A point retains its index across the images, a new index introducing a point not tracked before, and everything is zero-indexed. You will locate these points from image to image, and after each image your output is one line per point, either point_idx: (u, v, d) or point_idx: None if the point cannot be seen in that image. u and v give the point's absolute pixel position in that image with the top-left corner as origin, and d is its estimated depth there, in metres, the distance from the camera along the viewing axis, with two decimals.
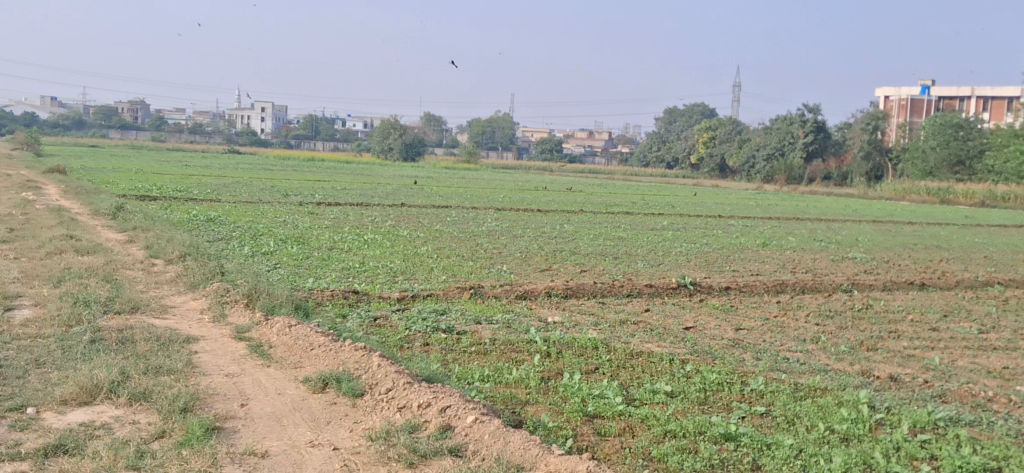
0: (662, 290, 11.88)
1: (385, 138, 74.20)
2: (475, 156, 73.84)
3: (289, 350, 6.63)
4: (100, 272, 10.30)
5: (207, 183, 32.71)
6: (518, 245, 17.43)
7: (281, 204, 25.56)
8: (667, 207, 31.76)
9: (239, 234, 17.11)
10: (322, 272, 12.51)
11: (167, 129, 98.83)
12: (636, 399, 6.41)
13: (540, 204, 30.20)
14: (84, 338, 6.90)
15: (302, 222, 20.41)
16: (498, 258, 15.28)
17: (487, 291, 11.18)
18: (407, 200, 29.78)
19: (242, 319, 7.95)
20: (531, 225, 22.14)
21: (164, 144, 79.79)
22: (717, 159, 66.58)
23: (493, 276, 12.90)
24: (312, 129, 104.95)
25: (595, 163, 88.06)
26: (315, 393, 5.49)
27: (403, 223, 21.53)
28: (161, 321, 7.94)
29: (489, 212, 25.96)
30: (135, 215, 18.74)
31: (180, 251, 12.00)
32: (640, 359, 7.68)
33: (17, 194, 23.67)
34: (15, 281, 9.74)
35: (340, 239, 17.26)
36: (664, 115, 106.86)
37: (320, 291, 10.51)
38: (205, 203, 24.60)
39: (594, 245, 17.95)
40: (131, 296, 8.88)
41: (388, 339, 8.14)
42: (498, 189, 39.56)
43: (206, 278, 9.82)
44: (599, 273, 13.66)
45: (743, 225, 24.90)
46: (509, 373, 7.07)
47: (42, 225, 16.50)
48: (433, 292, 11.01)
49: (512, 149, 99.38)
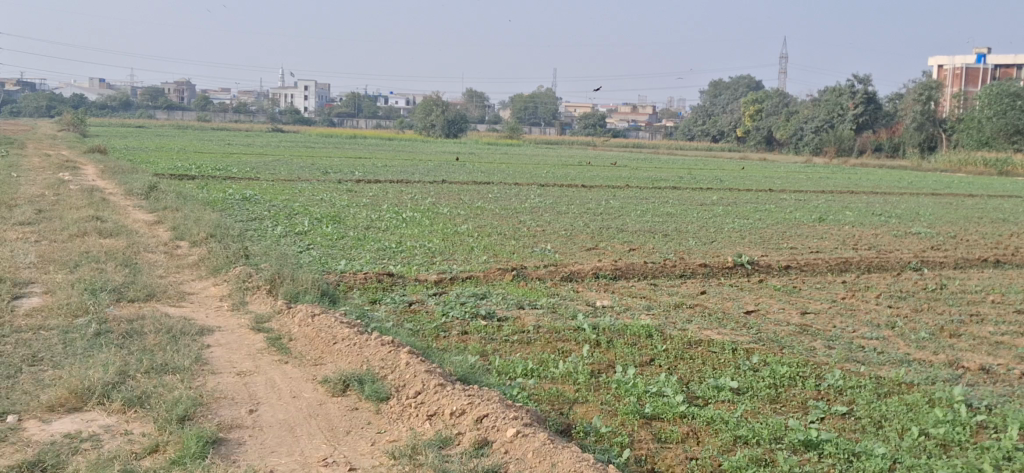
0: (717, 269, 11.10)
1: (426, 114, 73.42)
2: (517, 131, 72.88)
3: (310, 344, 5.97)
4: (118, 256, 9.77)
5: (248, 162, 32.35)
6: (563, 222, 16.65)
7: (320, 182, 25.02)
8: (716, 182, 30.68)
9: (274, 213, 16.55)
10: (355, 253, 11.86)
11: (212, 109, 98.97)
12: (698, 397, 5.67)
13: (584, 180, 29.27)
14: (87, 331, 6.31)
15: (340, 200, 19.85)
16: (542, 236, 14.55)
17: (530, 272, 10.47)
18: (448, 176, 29.13)
19: (264, 308, 7.33)
20: (575, 201, 21.37)
21: (209, 123, 79.74)
22: (764, 132, 64.75)
23: (537, 256, 12.19)
24: (354, 107, 104.43)
25: (639, 137, 86.70)
26: (334, 396, 4.83)
27: (443, 200, 20.86)
28: (177, 310, 7.35)
29: (532, 187, 25.23)
30: (168, 194, 18.26)
31: (206, 232, 11.44)
32: (700, 350, 6.93)
33: (53, 175, 23.37)
34: (30, 268, 9.25)
35: (377, 217, 16.63)
36: (709, 88, 105.19)
37: (352, 274, 9.86)
38: (244, 181, 24.12)
39: (642, 221, 17.13)
40: (148, 282, 8.31)
41: (422, 328, 7.49)
42: (542, 165, 38.66)
43: (230, 261, 9.22)
44: (648, 252, 12.89)
45: (796, 199, 23.95)
46: (555, 367, 6.38)
47: (71, 205, 16.10)
48: (473, 274, 10.31)
49: (555, 124, 98.29)
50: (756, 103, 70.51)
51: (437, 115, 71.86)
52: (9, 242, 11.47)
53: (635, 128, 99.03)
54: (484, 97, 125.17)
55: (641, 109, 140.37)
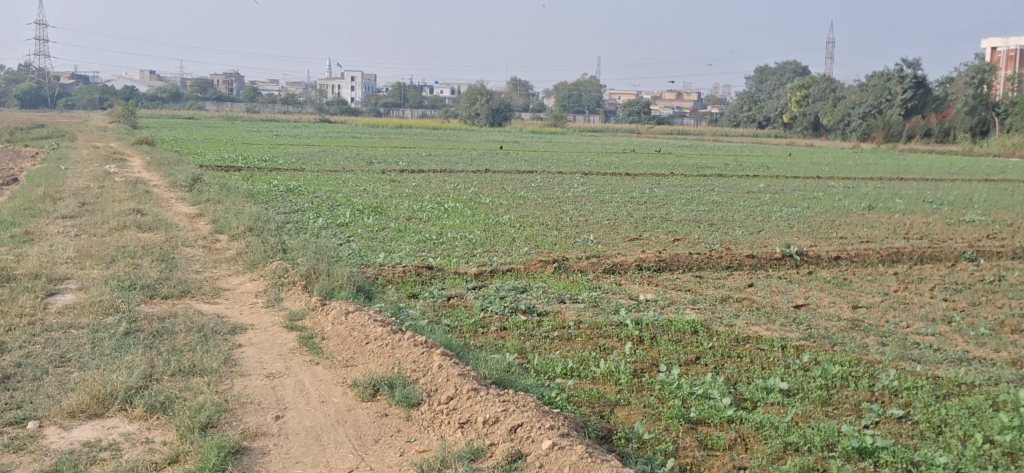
0: (765, 260, 10.79)
1: (471, 103, 73.30)
2: (561, 119, 72.50)
3: (343, 344, 5.78)
4: (156, 251, 9.70)
5: (292, 153, 32.43)
6: (606, 212, 16.37)
7: (363, 172, 24.94)
8: (763, 169, 30.16)
9: (316, 204, 16.46)
10: (395, 245, 11.68)
11: (260, 99, 99.74)
12: (746, 400, 5.41)
13: (628, 168, 28.89)
14: (117, 331, 6.22)
15: (382, 191, 19.73)
16: (585, 226, 14.28)
17: (572, 264, 10.22)
18: (492, 165, 28.94)
19: (299, 304, 7.18)
20: (619, 190, 21.05)
21: (257, 114, 80.31)
22: (811, 118, 63.74)
23: (579, 247, 11.93)
24: (399, 96, 104.48)
25: (683, 124, 85.94)
26: (364, 401, 4.64)
27: (486, 189, 20.66)
28: (210, 307, 7.21)
29: (575, 176, 24.95)
30: (211, 186, 18.24)
31: (245, 224, 11.33)
32: (748, 347, 6.66)
33: (100, 167, 23.52)
34: (67, 263, 9.21)
35: (419, 208, 16.47)
36: (755, 74, 104.00)
37: (391, 268, 9.68)
38: (288, 173, 24.11)
39: (687, 210, 16.80)
40: (183, 278, 8.21)
41: (460, 324, 7.30)
42: (587, 153, 38.27)
43: (267, 255, 9.08)
44: (694, 242, 12.58)
45: (845, 186, 23.43)
46: (596, 366, 6.15)
47: (115, 198, 16.13)
48: (514, 266, 10.09)
49: (599, 112, 97.69)
50: (803, 88, 69.49)
51: (481, 104, 71.68)
52: (49, 237, 11.45)
53: (680, 114, 98.12)
54: (528, 84, 124.85)
55: (686, 96, 139.20)
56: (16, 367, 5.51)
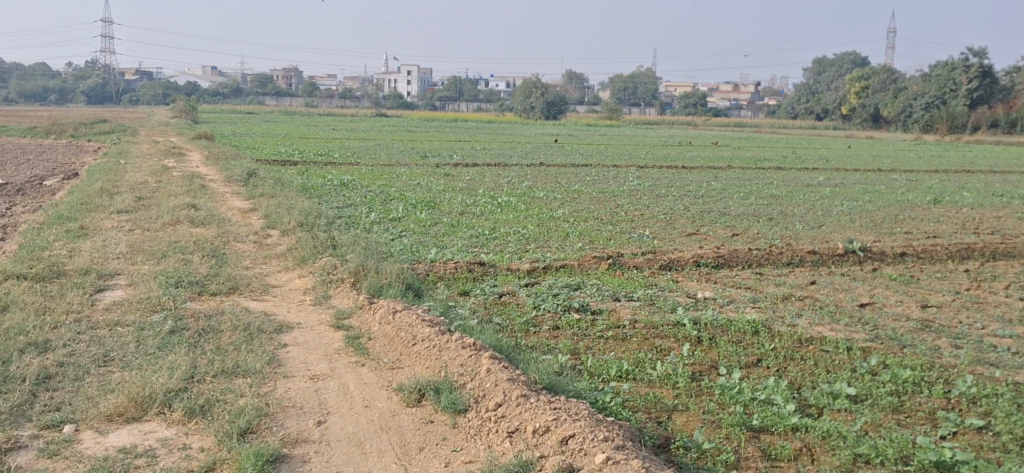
0: (827, 257, 10.42)
1: (525, 97, 73.09)
2: (616, 112, 72.01)
3: (390, 345, 5.61)
4: (207, 246, 9.64)
5: (348, 147, 32.48)
6: (662, 206, 16.05)
7: (418, 166, 24.86)
8: (823, 162, 29.54)
9: (369, 198, 16.37)
10: (447, 240, 11.50)
11: (317, 93, 100.55)
12: (811, 407, 5.13)
13: (684, 161, 28.49)
14: (162, 329, 6.11)
15: (436, 185, 19.61)
16: (641, 221, 13.99)
17: (627, 261, 9.96)
18: (546, 159, 28.72)
19: (347, 302, 7.02)
20: (675, 183, 20.70)
21: (316, 109, 80.96)
22: (870, 110, 62.46)
23: (635, 243, 11.66)
24: (454, 90, 104.60)
25: (740, 116, 84.84)
26: (409, 407, 4.46)
27: (540, 183, 20.45)
28: (257, 304, 7.09)
29: (630, 169, 24.63)
30: (266, 180, 18.25)
31: (296, 220, 11.24)
32: (811, 349, 6.37)
33: (159, 161, 23.69)
34: (119, 258, 9.19)
35: (472, 202, 16.31)
36: (813, 65, 102.42)
37: (442, 264, 9.49)
38: (343, 167, 24.13)
39: (745, 205, 16.42)
40: (232, 274, 8.12)
41: (511, 323, 7.10)
42: (643, 146, 37.85)
43: (317, 251, 8.95)
44: (753, 237, 12.24)
45: (908, 179, 22.81)
46: (652, 368, 5.90)
47: (171, 192, 16.19)
48: (567, 262, 9.86)
49: (654, 104, 96.91)
50: (862, 79, 68.11)
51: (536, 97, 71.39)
52: (103, 231, 11.46)
53: (737, 106, 96.86)
54: (582, 77, 124.18)
55: (742, 88, 137.67)
56: (58, 366, 5.41)
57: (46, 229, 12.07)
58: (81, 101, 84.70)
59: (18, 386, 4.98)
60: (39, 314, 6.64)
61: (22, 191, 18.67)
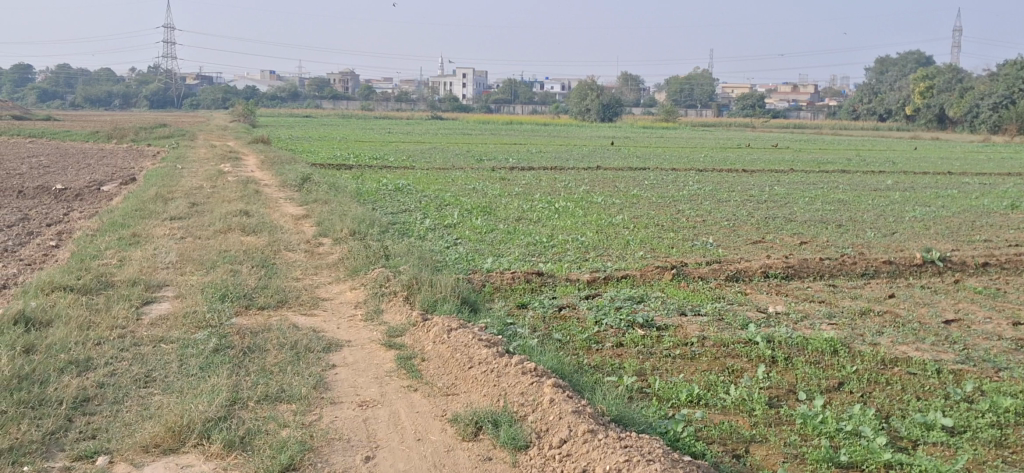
0: (905, 267, 9.89)
1: (581, 99, 72.59)
2: (673, 114, 71.15)
3: (444, 367, 5.26)
4: (257, 256, 9.39)
5: (405, 150, 32.28)
6: (724, 212, 15.55)
7: (473, 170, 24.54)
8: (889, 165, 28.72)
9: (424, 204, 16.08)
10: (503, 249, 11.15)
11: (374, 97, 100.99)
12: (903, 439, 4.68)
13: (744, 164, 27.85)
14: (206, 347, 5.83)
15: (492, 189, 19.28)
16: (704, 227, 13.52)
17: (692, 271, 9.52)
18: (604, 162, 28.27)
19: (399, 317, 6.68)
20: (736, 187, 20.17)
21: (372, 112, 81.41)
22: (935, 110, 61.08)
23: (698, 251, 11.22)
24: (510, 92, 104.45)
25: (799, 117, 83.64)
26: (465, 441, 4.12)
27: (597, 187, 20.05)
28: (306, 320, 6.79)
29: (690, 173, 24.08)
30: (320, 185, 18.05)
31: (348, 228, 10.97)
32: (897, 371, 5.90)
33: (215, 166, 23.66)
34: (168, 268, 8.98)
35: (529, 208, 15.93)
36: (876, 65, 100.58)
37: (499, 274, 9.14)
38: (398, 170, 23.93)
39: (811, 210, 15.87)
40: (282, 286, 7.84)
41: (572, 339, 6.72)
42: (702, 149, 37.20)
43: (369, 262, 8.63)
44: (822, 246, 11.72)
45: (982, 183, 21.98)
46: (724, 392, 5.49)
47: (224, 198, 16.03)
48: (629, 272, 9.45)
49: (712, 105, 95.76)
50: (927, 79, 66.55)
51: (591, 99, 70.85)
52: (155, 239, 11.29)
53: (796, 107, 95.44)
54: (638, 78, 123.18)
55: (802, 89, 135.76)
56: (97, 387, 5.11)
57: (99, 236, 11.94)
58: (144, 106, 86.05)
59: (55, 409, 4.64)
60: (82, 329, 6.38)
61: (80, 196, 18.68)
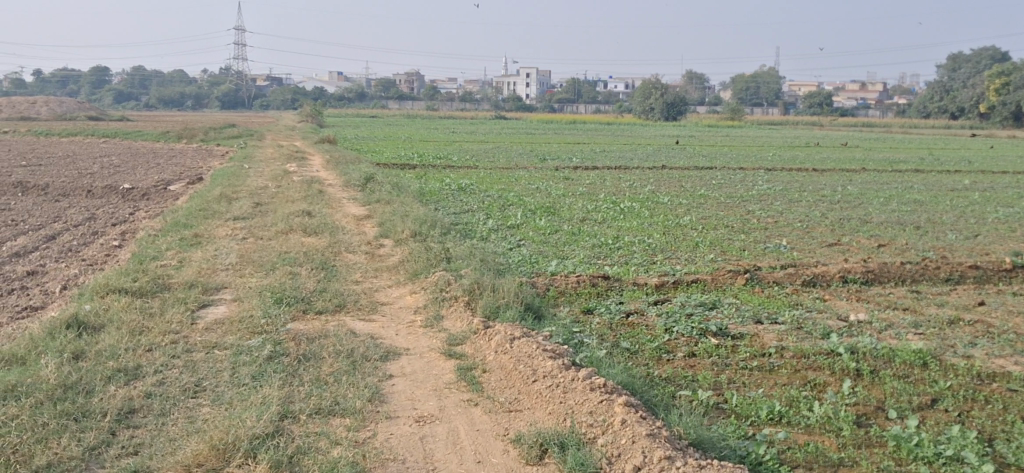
0: (993, 272, 9.36)
1: (646, 98, 71.91)
2: (739, 112, 70.06)
3: (507, 380, 4.95)
4: (317, 257, 9.18)
5: (469, 149, 32.10)
6: (796, 212, 15.03)
7: (537, 169, 24.20)
8: (965, 164, 27.78)
9: (487, 204, 15.81)
10: (568, 250, 10.82)
11: (439, 97, 101.24)
12: (1010, 467, 4.26)
13: (814, 163, 27.13)
14: (259, 355, 5.58)
15: (556, 189, 18.95)
16: (776, 229, 13.04)
17: (765, 275, 9.09)
18: (669, 161, 27.80)
19: (459, 325, 6.38)
20: (807, 187, 19.55)
21: (436, 112, 81.59)
22: (1012, 108, 59.47)
23: (771, 254, 10.78)
24: (573, 92, 104.07)
25: (869, 115, 82.04)
26: (529, 466, 3.83)
27: (663, 187, 19.60)
28: (364, 326, 6.52)
29: (758, 172, 23.51)
30: (383, 185, 17.88)
31: (410, 229, 10.72)
32: (996, 389, 5.46)
33: (280, 166, 23.67)
34: (227, 270, 8.79)
35: (594, 208, 15.57)
36: (948, 63, 98.34)
37: (564, 277, 8.81)
38: (461, 170, 23.73)
39: (887, 210, 15.28)
40: (340, 289, 7.59)
41: (642, 349, 6.37)
42: (769, 147, 36.48)
43: (430, 265, 8.36)
44: (901, 249, 11.19)
45: None
46: (808, 408, 5.10)
47: (288, 198, 15.92)
48: (699, 277, 9.05)
49: (779, 104, 94.45)
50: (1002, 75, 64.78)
51: (656, 98, 70.13)
52: (217, 240, 11.16)
53: (865, 105, 93.50)
54: (703, 77, 122.01)
55: (870, 87, 133.41)
56: (145, 398, 4.92)
57: (161, 237, 11.84)
58: (215, 106, 87.22)
59: (97, 422, 4.45)
60: (134, 335, 6.18)
61: (147, 195, 18.75)
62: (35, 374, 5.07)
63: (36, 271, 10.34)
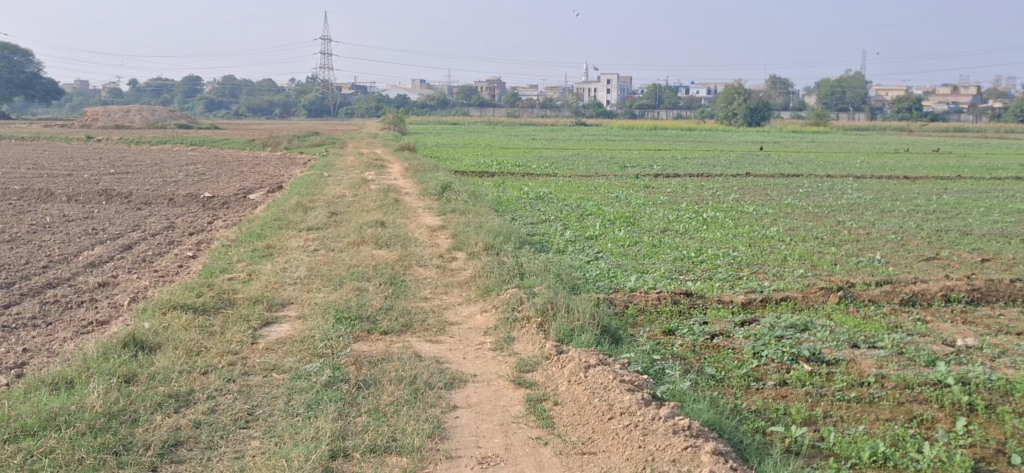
0: None
1: (728, 103, 70.75)
2: (825, 118, 68.60)
3: (580, 415, 4.54)
4: (387, 272, 8.85)
5: (549, 157, 31.71)
6: (889, 223, 14.31)
7: (617, 177, 23.70)
8: None
9: (565, 214, 15.39)
10: (648, 264, 10.33)
11: (519, 104, 101.10)
12: None
13: (905, 170, 26.13)
14: (317, 380, 5.23)
15: (636, 198, 18.44)
16: (869, 241, 12.36)
17: (860, 293, 8.49)
18: (753, 168, 27.06)
19: (531, 349, 5.96)
20: (900, 196, 18.71)
21: (517, 118, 81.44)
22: None
23: (865, 269, 10.15)
24: (654, 98, 103.18)
25: (961, 120, 79.68)
26: None
27: (748, 196, 18.94)
28: (430, 348, 6.14)
29: (847, 180, 22.67)
30: (460, 194, 17.57)
31: (485, 241, 10.34)
32: None
33: (358, 174, 23.56)
34: (295, 284, 8.51)
35: (675, 218, 15.04)
36: None
37: (643, 294, 8.33)
38: (540, 178, 23.35)
39: (987, 222, 14.46)
40: (409, 307, 7.23)
41: (728, 376, 5.88)
42: (857, 154, 35.40)
43: (503, 281, 7.96)
44: (1008, 264, 10.45)
45: None
46: (914, 448, 4.58)
47: (363, 207, 15.72)
48: (789, 294, 8.49)
49: (865, 109, 92.28)
50: None
51: (739, 103, 68.97)
52: (288, 251, 10.92)
53: (956, 109, 90.77)
54: (787, 83, 120.04)
55: (962, 90, 129.69)
56: (193, 428, 4.60)
57: (234, 248, 11.66)
58: (300, 114, 88.43)
59: (139, 457, 4.18)
60: (190, 356, 5.89)
61: (227, 204, 18.73)
62: (81, 400, 4.80)
63: (107, 282, 10.20)
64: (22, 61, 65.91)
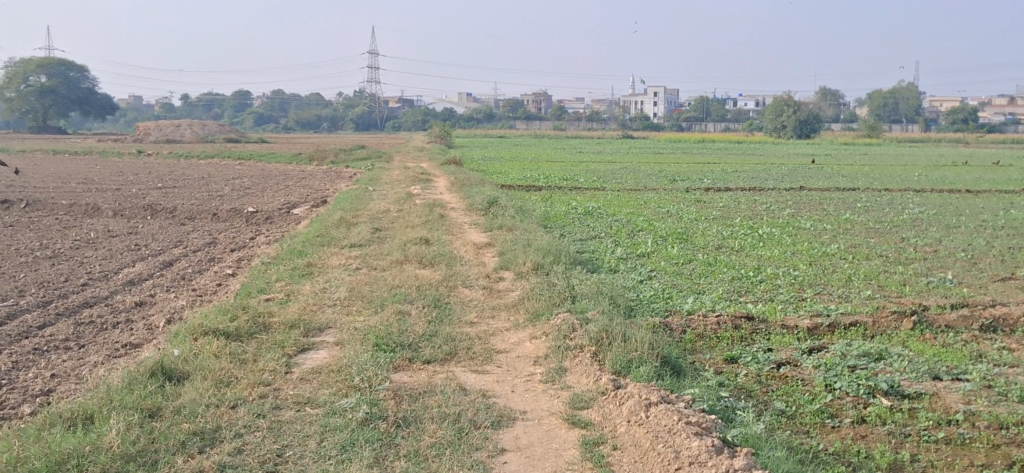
0: None
1: (778, 115, 69.77)
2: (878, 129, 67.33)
3: (642, 464, 4.09)
4: (431, 293, 8.44)
5: (597, 170, 31.20)
6: (956, 240, 13.65)
7: (668, 191, 23.15)
8: None
9: (615, 230, 14.89)
10: (705, 284, 9.82)
11: (566, 117, 100.63)
12: None
13: (965, 183, 25.31)
14: (354, 417, 4.82)
15: (688, 213, 17.90)
16: (938, 260, 11.72)
17: (936, 318, 7.90)
18: (807, 181, 26.37)
19: (585, 382, 5.49)
20: (964, 211, 17.98)
21: (565, 132, 80.96)
22: None
23: (937, 290, 9.56)
24: (702, 111, 102.22)
25: (1018, 131, 78.00)
26: None
27: (805, 211, 18.30)
28: (476, 380, 5.70)
29: (907, 194, 21.92)
30: (506, 209, 17.15)
31: (533, 261, 9.90)
32: None
33: (404, 189, 23.24)
34: (333, 306, 8.11)
35: (731, 234, 14.49)
36: None
37: (702, 318, 7.82)
38: (588, 192, 22.88)
39: None
40: (453, 333, 6.79)
41: (801, 413, 5.37)
42: (915, 166, 34.47)
43: (553, 306, 7.50)
44: None
45: None
46: None
47: (407, 223, 15.35)
48: (859, 318, 7.93)
49: (919, 120, 90.61)
50: None
51: (789, 115, 67.94)
52: (329, 270, 10.55)
53: (1014, 121, 88.84)
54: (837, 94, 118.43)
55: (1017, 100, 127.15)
56: None
57: (274, 266, 11.32)
58: (348, 128, 88.66)
59: None
60: (219, 387, 5.50)
61: (270, 219, 18.45)
62: (98, 439, 4.41)
63: (144, 302, 9.88)
64: (77, 77, 66.53)
